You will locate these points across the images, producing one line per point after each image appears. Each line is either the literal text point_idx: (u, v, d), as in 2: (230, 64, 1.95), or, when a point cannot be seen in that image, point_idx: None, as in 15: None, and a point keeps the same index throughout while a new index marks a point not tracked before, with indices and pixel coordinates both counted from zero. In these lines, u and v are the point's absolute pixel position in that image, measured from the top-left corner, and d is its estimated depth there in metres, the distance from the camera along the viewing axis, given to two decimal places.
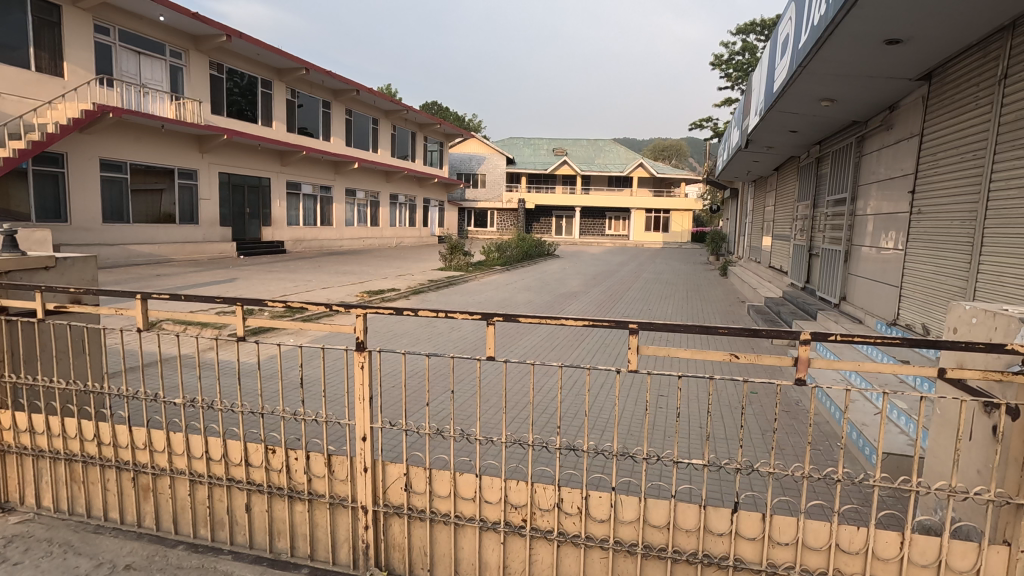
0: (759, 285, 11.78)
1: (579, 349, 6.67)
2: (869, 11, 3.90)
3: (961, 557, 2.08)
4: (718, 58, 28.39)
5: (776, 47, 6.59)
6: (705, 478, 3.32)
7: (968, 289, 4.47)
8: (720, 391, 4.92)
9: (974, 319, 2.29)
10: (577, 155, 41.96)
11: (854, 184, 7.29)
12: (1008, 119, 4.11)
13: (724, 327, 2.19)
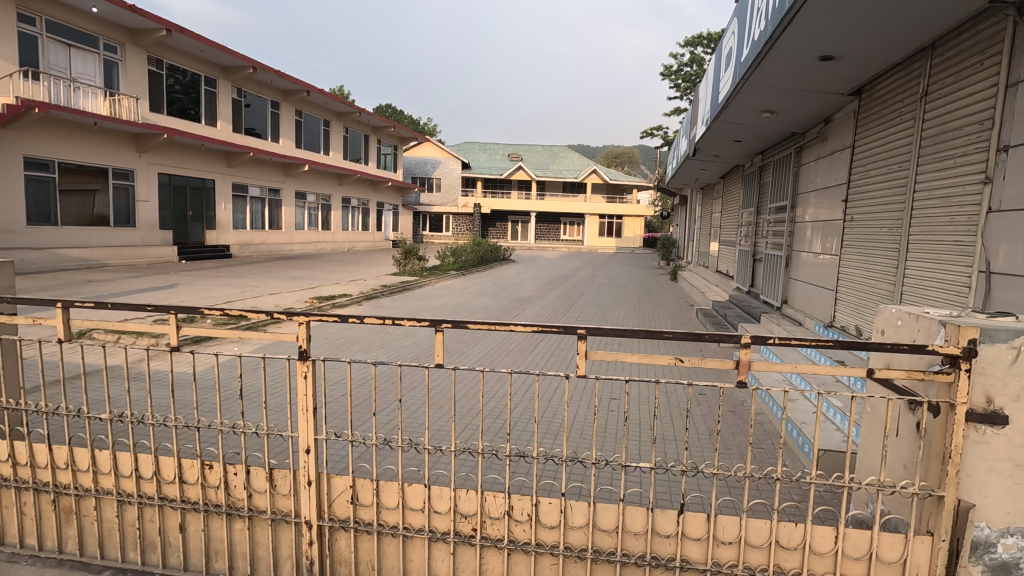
0: (707, 290, 12.17)
1: (532, 355, 6.70)
2: (804, 29, 4.10)
3: (890, 549, 2.18)
4: (668, 69, 29.13)
5: (721, 60, 6.82)
6: (654, 481, 3.35)
7: (895, 294, 4.74)
8: (667, 395, 5.05)
9: (900, 322, 2.41)
10: (532, 161, 42.24)
11: (794, 193, 7.62)
12: (928, 134, 4.41)
13: (669, 331, 2.23)
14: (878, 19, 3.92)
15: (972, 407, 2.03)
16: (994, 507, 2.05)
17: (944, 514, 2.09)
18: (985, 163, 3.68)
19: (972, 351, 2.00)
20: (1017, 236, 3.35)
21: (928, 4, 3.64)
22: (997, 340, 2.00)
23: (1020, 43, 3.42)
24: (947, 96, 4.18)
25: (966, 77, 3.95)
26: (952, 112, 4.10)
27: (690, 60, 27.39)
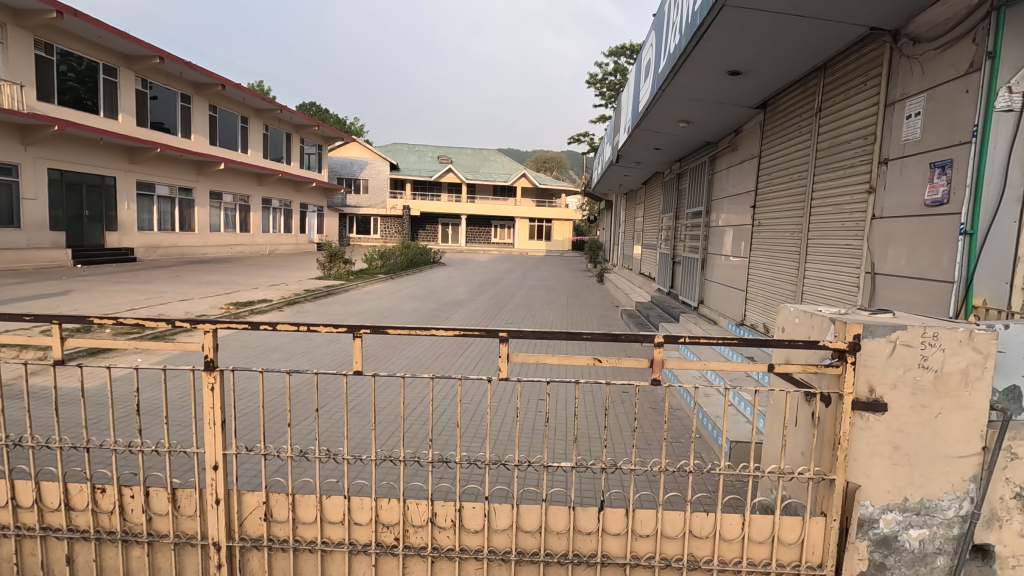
0: (631, 291, 12.64)
1: (460, 360, 6.66)
2: (714, 45, 4.35)
3: (789, 531, 2.34)
4: (593, 77, 29.99)
5: (641, 71, 7.10)
6: (577, 480, 3.40)
7: (796, 293, 5.12)
8: (590, 395, 5.17)
9: (797, 319, 2.60)
10: (462, 164, 42.14)
11: (709, 199, 8.07)
12: (822, 147, 4.82)
13: (587, 332, 2.28)
14: (778, 40, 4.22)
15: (857, 397, 2.22)
16: (876, 486, 2.26)
17: (835, 494, 2.27)
18: (869, 174, 4.06)
19: (856, 345, 2.19)
20: (896, 240, 3.72)
21: (821, 28, 3.96)
22: (877, 335, 2.20)
23: (896, 68, 3.81)
24: (838, 113, 4.58)
25: (853, 97, 4.35)
26: (842, 127, 4.49)
27: (613, 70, 28.28)
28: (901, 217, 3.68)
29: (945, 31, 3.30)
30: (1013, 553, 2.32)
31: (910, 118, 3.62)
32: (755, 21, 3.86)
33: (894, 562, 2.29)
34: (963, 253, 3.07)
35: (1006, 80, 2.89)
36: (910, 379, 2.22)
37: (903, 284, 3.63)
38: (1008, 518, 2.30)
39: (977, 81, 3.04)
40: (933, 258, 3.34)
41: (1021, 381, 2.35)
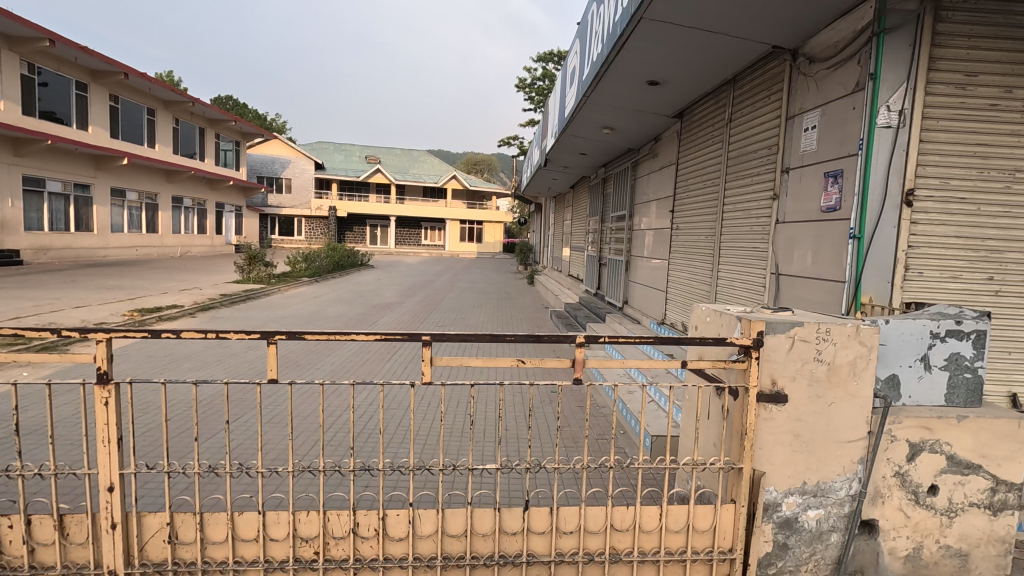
0: (560, 292, 12.90)
1: (387, 365, 6.51)
2: (634, 55, 4.53)
3: (703, 519, 2.46)
4: (522, 82, 30.27)
5: (566, 77, 7.26)
6: (501, 481, 3.42)
7: (711, 293, 5.42)
8: (519, 396, 5.22)
9: (708, 318, 2.75)
10: (391, 164, 41.35)
11: (632, 203, 8.39)
12: (732, 156, 5.14)
13: (510, 334, 2.29)
14: (692, 54, 4.45)
15: (761, 389, 2.38)
16: (779, 472, 2.43)
17: (743, 482, 2.41)
18: (772, 181, 4.37)
19: (760, 341, 2.34)
20: (796, 243, 4.03)
21: (729, 44, 4.22)
22: (778, 331, 2.37)
23: (795, 84, 4.13)
24: (745, 125, 4.91)
25: (759, 110, 4.66)
26: (749, 138, 4.81)
27: (542, 75, 28.66)
28: (801, 221, 3.98)
29: (835, 52, 3.62)
30: (894, 526, 2.56)
31: (807, 131, 3.93)
32: (670, 34, 4.04)
33: (794, 542, 2.47)
34: (852, 255, 3.38)
35: (886, 99, 3.26)
36: (807, 372, 2.40)
37: (802, 284, 3.93)
38: (890, 494, 2.55)
39: (861, 99, 3.36)
40: (826, 260, 3.65)
41: (899, 371, 2.63)
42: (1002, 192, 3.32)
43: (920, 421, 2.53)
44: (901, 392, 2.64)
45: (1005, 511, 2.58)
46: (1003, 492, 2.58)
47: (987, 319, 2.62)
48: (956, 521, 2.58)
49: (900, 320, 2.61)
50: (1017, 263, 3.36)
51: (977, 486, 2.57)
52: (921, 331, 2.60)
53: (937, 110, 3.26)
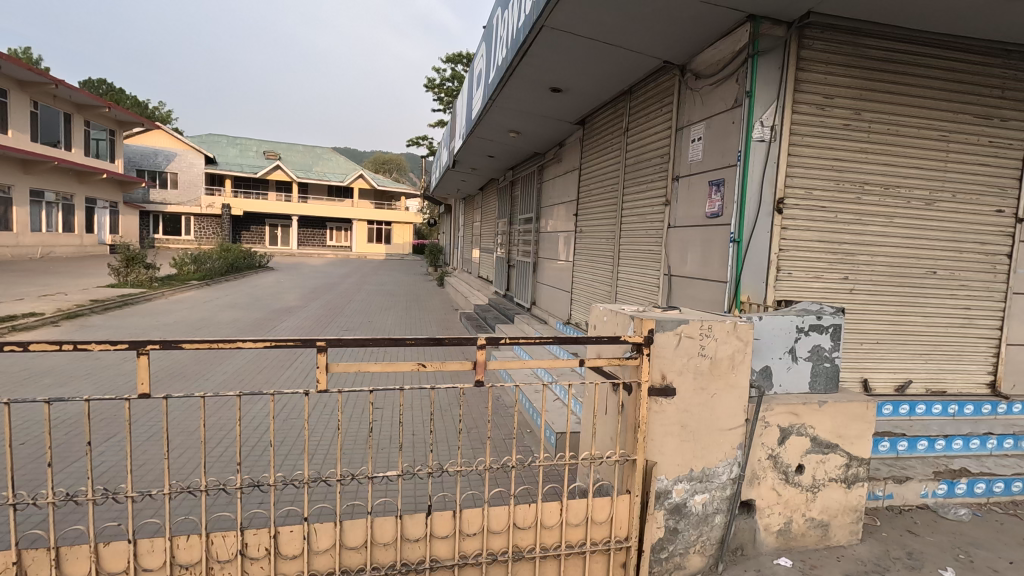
0: (469, 294, 12.90)
1: (286, 373, 6.17)
2: (537, 62, 4.63)
3: (600, 511, 2.55)
4: (431, 82, 29.66)
5: (473, 79, 7.29)
6: (402, 488, 3.35)
7: (612, 294, 5.66)
8: (426, 400, 5.15)
9: (606, 318, 2.88)
10: (293, 161, 39.29)
11: (539, 206, 8.58)
12: (630, 163, 5.40)
13: (411, 337, 2.24)
14: (591, 64, 4.64)
15: (653, 383, 2.52)
16: (669, 461, 2.59)
17: (637, 473, 2.54)
18: (665, 188, 4.66)
19: (650, 338, 2.48)
20: (686, 247, 4.31)
21: (625, 57, 4.44)
22: (667, 329, 2.51)
23: (684, 98, 4.42)
24: (641, 134, 5.18)
25: (653, 120, 4.94)
26: (644, 147, 5.09)
27: (451, 76, 28.58)
28: (690, 226, 4.26)
29: (717, 70, 3.93)
30: (768, 504, 2.82)
31: (694, 142, 4.23)
32: (570, 43, 4.18)
33: (683, 526, 2.64)
34: (733, 258, 3.67)
35: (760, 116, 3.58)
36: (693, 366, 2.58)
37: (691, 284, 4.21)
38: (764, 475, 2.80)
39: (739, 115, 3.65)
40: (711, 263, 3.93)
41: (772, 362, 2.90)
42: (855, 202, 3.77)
43: (788, 407, 2.80)
44: (773, 381, 2.91)
45: (857, 482, 2.93)
46: (856, 467, 2.92)
47: (842, 314, 2.96)
48: (819, 495, 2.89)
49: (772, 317, 2.88)
50: (867, 264, 3.83)
51: (835, 462, 2.89)
52: (789, 327, 2.89)
53: (802, 127, 3.64)
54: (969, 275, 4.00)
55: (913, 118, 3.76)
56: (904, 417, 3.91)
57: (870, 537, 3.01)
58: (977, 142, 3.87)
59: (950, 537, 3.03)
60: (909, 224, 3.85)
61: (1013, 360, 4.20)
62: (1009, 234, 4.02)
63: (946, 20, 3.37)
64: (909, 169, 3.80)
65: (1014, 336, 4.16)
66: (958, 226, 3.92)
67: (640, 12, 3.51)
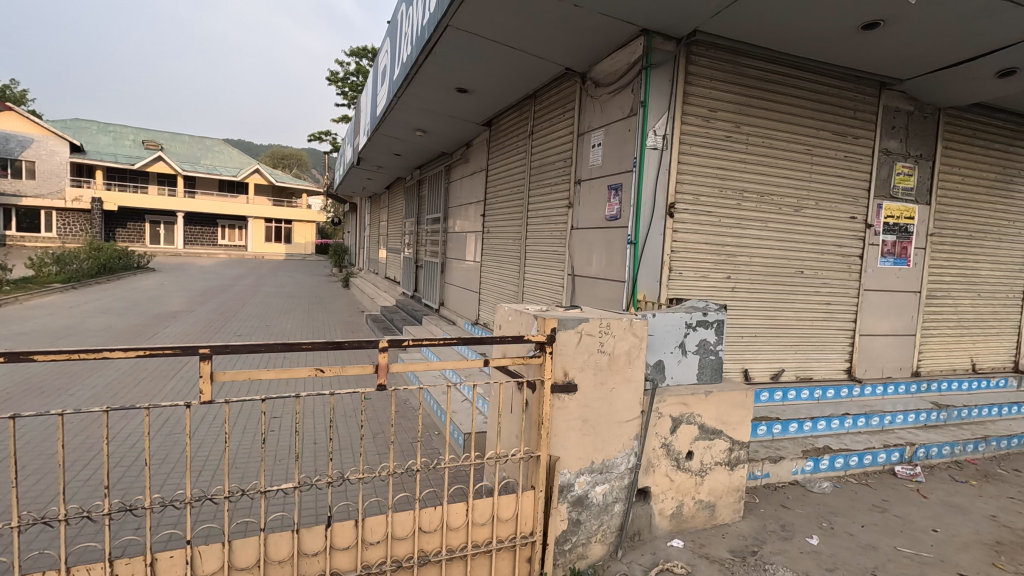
0: (376, 296, 12.55)
1: (170, 384, 5.64)
2: (443, 61, 4.58)
3: (506, 508, 2.58)
4: (333, 75, 28.48)
5: (378, 75, 7.09)
6: (300, 501, 3.19)
7: (518, 294, 5.76)
8: (328, 407, 4.93)
9: (510, 317, 2.91)
10: (178, 152, 36.09)
11: (446, 206, 8.53)
12: (534, 165, 5.52)
13: (307, 342, 2.12)
14: (496, 66, 4.68)
15: (555, 380, 2.59)
16: (571, 455, 2.68)
17: (541, 469, 2.59)
18: (568, 191, 4.81)
19: (552, 337, 2.53)
20: (587, 247, 4.48)
21: (529, 62, 4.53)
22: (568, 327, 2.59)
23: (585, 104, 4.59)
24: (545, 138, 5.31)
25: (556, 124, 5.08)
26: (548, 150, 5.22)
27: (354, 71, 27.53)
28: (592, 227, 4.43)
29: (614, 80, 4.12)
30: (662, 490, 3.00)
31: (594, 147, 4.40)
32: (474, 45, 4.19)
33: (585, 517, 2.74)
34: (630, 258, 3.86)
35: (654, 125, 3.80)
36: (592, 363, 2.68)
37: (593, 284, 4.39)
38: (658, 463, 2.98)
39: (635, 123, 3.85)
40: (611, 263, 4.12)
41: (664, 356, 3.08)
42: (736, 208, 4.12)
43: (679, 398, 3.00)
44: (665, 374, 3.10)
45: (739, 464, 3.20)
46: (737, 450, 3.19)
47: (725, 311, 3.21)
48: (706, 479, 3.12)
49: (664, 314, 3.06)
50: (746, 265, 4.20)
51: (720, 447, 3.14)
52: (679, 323, 3.09)
53: (689, 138, 3.91)
54: (829, 275, 4.51)
55: (784, 133, 4.17)
56: (778, 402, 4.30)
57: (750, 514, 3.30)
58: (834, 156, 4.37)
59: (815, 508, 3.39)
60: (780, 228, 4.27)
61: (865, 348, 4.79)
62: (861, 238, 4.58)
63: (808, 46, 3.78)
64: (780, 179, 4.21)
65: (865, 328, 4.75)
66: (820, 231, 4.41)
67: (542, 19, 3.60)
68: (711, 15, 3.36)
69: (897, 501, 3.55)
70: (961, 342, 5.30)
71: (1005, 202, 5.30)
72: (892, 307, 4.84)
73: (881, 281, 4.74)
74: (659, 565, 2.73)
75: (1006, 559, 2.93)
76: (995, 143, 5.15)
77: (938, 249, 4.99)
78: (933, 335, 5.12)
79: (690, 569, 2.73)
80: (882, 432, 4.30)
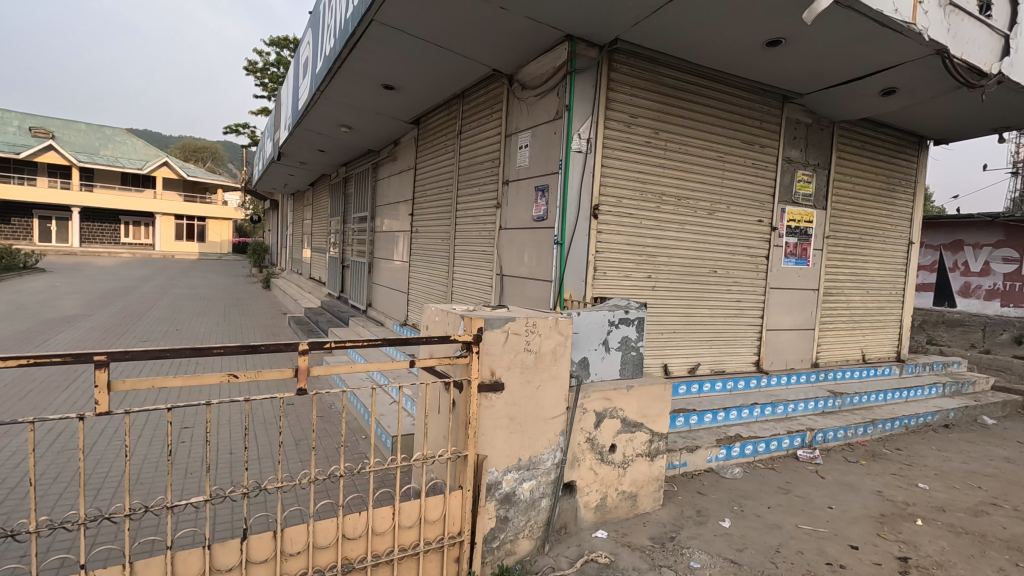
0: (299, 297, 12.05)
1: (63, 395, 5.14)
2: (368, 56, 4.47)
3: (433, 509, 2.55)
4: (251, 65, 27.00)
5: (299, 67, 6.82)
6: (214, 514, 3.01)
7: (447, 294, 5.73)
8: (245, 414, 4.68)
9: (438, 318, 2.89)
10: (72, 142, 32.91)
11: (373, 204, 8.33)
12: (463, 165, 5.51)
13: (219, 346, 2.00)
14: (423, 64, 4.62)
15: (482, 379, 2.60)
16: (499, 453, 2.70)
17: (469, 468, 2.59)
18: (496, 192, 4.84)
19: (479, 336, 2.54)
20: (516, 247, 4.53)
21: (456, 61, 4.52)
22: (495, 326, 2.61)
23: (512, 106, 4.64)
24: (473, 137, 5.31)
25: (484, 124, 5.11)
26: (476, 150, 5.23)
27: (274, 61, 26.22)
28: (519, 227, 4.49)
29: (540, 83, 4.20)
30: (587, 483, 3.09)
31: (522, 148, 4.46)
32: (400, 41, 4.12)
33: (512, 513, 2.78)
34: (557, 258, 3.94)
35: (578, 128, 3.90)
36: (518, 362, 2.71)
37: (521, 283, 4.45)
38: (583, 457, 3.07)
39: (561, 126, 3.94)
40: (538, 263, 4.19)
41: (588, 353, 3.17)
42: (655, 211, 4.31)
43: (602, 393, 3.10)
44: (590, 370, 3.20)
45: (659, 455, 3.36)
46: (657, 442, 3.34)
47: (645, 308, 3.36)
48: (628, 470, 3.24)
49: (588, 312, 3.15)
50: (665, 265, 4.41)
51: (640, 439, 3.27)
52: (602, 321, 3.19)
53: (612, 142, 4.05)
54: (739, 274, 4.82)
55: (699, 141, 4.41)
56: (695, 394, 4.55)
57: (669, 502, 3.47)
58: (743, 163, 4.68)
59: (728, 493, 3.62)
60: (696, 231, 4.52)
61: (771, 342, 5.16)
62: (767, 240, 4.94)
63: (720, 59, 4.03)
64: (696, 184, 4.46)
65: (771, 323, 5.11)
66: (731, 234, 4.71)
67: (468, 19, 3.61)
68: (631, 25, 3.50)
69: (799, 482, 3.86)
70: (852, 335, 5.83)
71: (888, 209, 5.89)
72: (794, 303, 5.24)
73: (784, 279, 5.13)
74: (584, 556, 2.81)
75: (889, 529, 3.26)
76: (880, 155, 5.70)
77: (833, 251, 5.46)
78: (829, 329, 5.59)
79: (614, 558, 2.82)
80: (786, 419, 4.65)
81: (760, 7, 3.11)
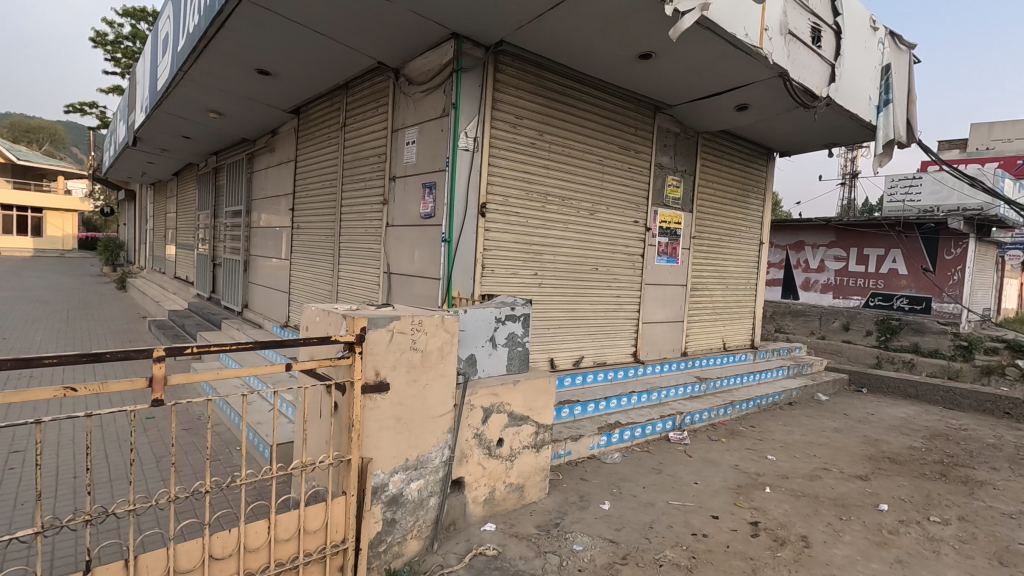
0: (161, 298, 10.86)
1: None
2: (238, 36, 4.13)
3: (314, 519, 2.43)
4: (98, 36, 23.77)
5: (158, 43, 6.13)
6: (53, 548, 2.63)
7: (332, 293, 5.48)
8: (92, 433, 4.13)
9: (318, 318, 2.76)
10: None
11: (248, 198, 7.74)
12: (347, 158, 5.30)
13: (51, 355, 1.73)
14: (301, 50, 4.37)
15: (366, 380, 2.52)
16: (385, 455, 2.64)
17: (352, 473, 2.49)
18: (382, 188, 4.72)
19: (362, 336, 2.46)
20: (402, 245, 4.46)
21: (337, 50, 4.32)
22: (379, 325, 2.54)
23: (398, 100, 4.55)
24: (358, 130, 5.13)
25: (369, 117, 4.95)
26: (361, 144, 5.06)
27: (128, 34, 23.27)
28: (407, 224, 4.41)
29: (427, 79, 4.15)
30: (475, 478, 3.12)
31: (408, 145, 4.39)
32: (274, 24, 3.85)
33: (400, 515, 2.73)
34: (445, 257, 3.96)
35: (465, 127, 3.92)
36: (404, 360, 2.67)
37: (409, 281, 4.38)
38: (471, 453, 3.09)
39: (447, 124, 3.93)
40: (426, 261, 4.15)
41: (475, 351, 3.20)
42: (541, 211, 4.46)
43: (489, 389, 3.15)
44: (477, 367, 3.23)
45: (544, 446, 3.48)
46: (542, 434, 3.46)
47: (530, 304, 3.46)
48: (515, 463, 3.33)
49: (474, 309, 3.18)
50: (551, 263, 4.59)
51: (527, 432, 3.38)
52: (489, 317, 3.24)
53: (499, 142, 4.11)
54: (618, 271, 5.14)
55: (580, 145, 4.63)
56: (578, 386, 4.77)
57: (555, 490, 3.61)
58: (620, 167, 4.98)
59: (608, 477, 3.85)
60: (578, 230, 4.74)
61: (647, 334, 5.56)
62: (642, 239, 5.30)
63: (598, 67, 4.25)
64: (578, 186, 4.68)
65: (646, 317, 5.51)
66: (610, 233, 5.00)
67: (350, 8, 3.47)
68: (515, 28, 3.58)
69: (670, 462, 4.20)
70: (715, 326, 6.45)
71: (743, 212, 6.59)
72: (666, 298, 5.69)
73: (658, 276, 5.55)
74: (472, 551, 2.84)
75: (744, 498, 3.67)
76: (737, 164, 6.37)
77: (699, 250, 6.01)
78: (696, 321, 6.14)
79: (501, 550, 2.88)
80: (659, 405, 5.03)
81: (633, 20, 3.33)
